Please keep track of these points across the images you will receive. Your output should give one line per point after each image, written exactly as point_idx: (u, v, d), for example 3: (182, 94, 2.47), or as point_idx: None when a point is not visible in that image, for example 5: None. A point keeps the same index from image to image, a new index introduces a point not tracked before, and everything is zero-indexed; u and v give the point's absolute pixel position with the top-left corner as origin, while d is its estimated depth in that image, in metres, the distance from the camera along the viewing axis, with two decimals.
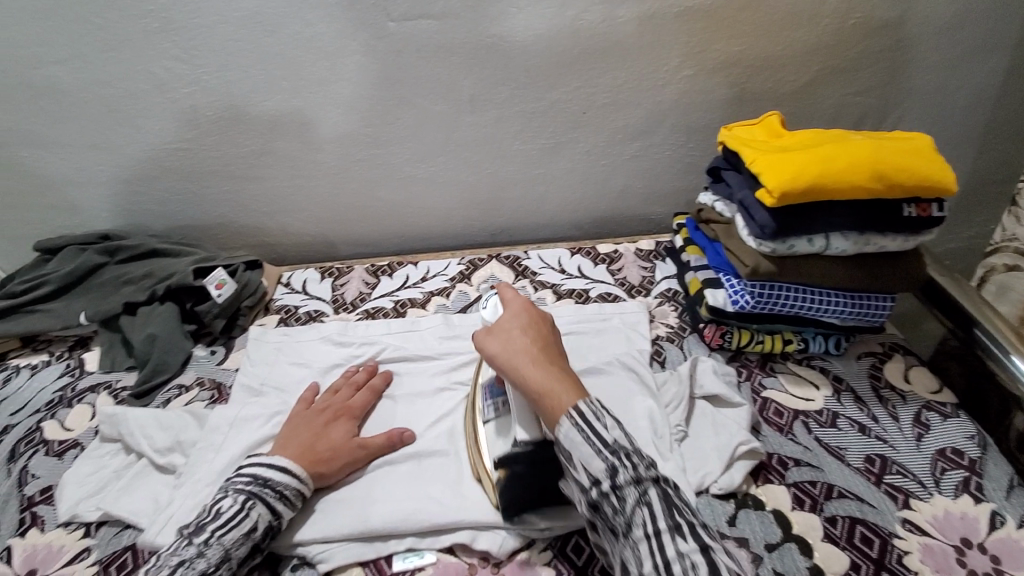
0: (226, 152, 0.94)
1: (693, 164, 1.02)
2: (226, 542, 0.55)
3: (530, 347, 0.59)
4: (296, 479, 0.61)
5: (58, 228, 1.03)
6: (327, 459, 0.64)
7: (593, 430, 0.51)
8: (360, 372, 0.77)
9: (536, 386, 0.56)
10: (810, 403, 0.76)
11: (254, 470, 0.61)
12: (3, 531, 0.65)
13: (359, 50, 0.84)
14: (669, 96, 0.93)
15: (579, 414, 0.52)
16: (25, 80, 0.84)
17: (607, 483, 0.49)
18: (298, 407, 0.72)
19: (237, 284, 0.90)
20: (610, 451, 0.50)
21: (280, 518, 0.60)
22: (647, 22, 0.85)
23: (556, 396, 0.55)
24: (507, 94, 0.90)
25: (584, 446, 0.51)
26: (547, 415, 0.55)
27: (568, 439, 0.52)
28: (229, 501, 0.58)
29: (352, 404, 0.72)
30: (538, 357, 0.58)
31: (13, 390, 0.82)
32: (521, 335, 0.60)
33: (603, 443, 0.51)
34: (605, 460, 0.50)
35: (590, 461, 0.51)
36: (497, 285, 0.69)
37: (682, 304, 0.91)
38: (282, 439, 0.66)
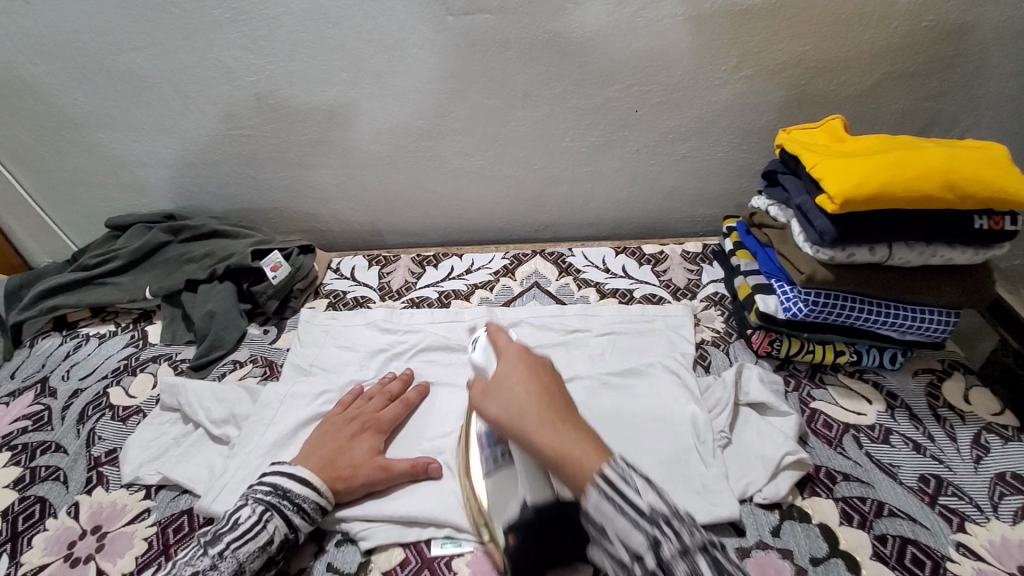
0: (285, 140, 0.97)
1: (745, 167, 1.00)
2: (240, 555, 0.55)
3: (537, 402, 0.49)
4: (316, 493, 0.61)
5: (128, 207, 1.09)
6: (346, 476, 0.63)
7: (623, 498, 0.41)
8: (395, 382, 0.76)
9: (549, 448, 0.45)
10: (861, 417, 0.74)
11: (275, 480, 0.61)
12: (72, 488, 0.69)
13: (418, 43, 0.85)
14: (725, 96, 0.91)
15: (608, 480, 0.42)
16: (105, 65, 0.89)
17: (652, 561, 0.39)
18: (331, 414, 0.71)
19: (291, 267, 0.93)
20: (648, 518, 0.40)
21: (297, 532, 0.59)
22: (707, 21, 0.83)
23: (574, 456, 0.44)
24: (560, 90, 0.90)
25: (618, 520, 0.40)
26: (569, 485, 0.44)
27: (598, 511, 0.41)
28: (247, 511, 0.58)
29: (382, 416, 0.71)
30: (547, 410, 0.48)
31: (82, 356, 0.87)
32: (524, 389, 0.50)
33: (638, 512, 0.40)
34: (646, 533, 0.39)
35: (627, 536, 0.40)
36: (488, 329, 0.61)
37: (729, 309, 0.90)
38: (309, 446, 0.67)
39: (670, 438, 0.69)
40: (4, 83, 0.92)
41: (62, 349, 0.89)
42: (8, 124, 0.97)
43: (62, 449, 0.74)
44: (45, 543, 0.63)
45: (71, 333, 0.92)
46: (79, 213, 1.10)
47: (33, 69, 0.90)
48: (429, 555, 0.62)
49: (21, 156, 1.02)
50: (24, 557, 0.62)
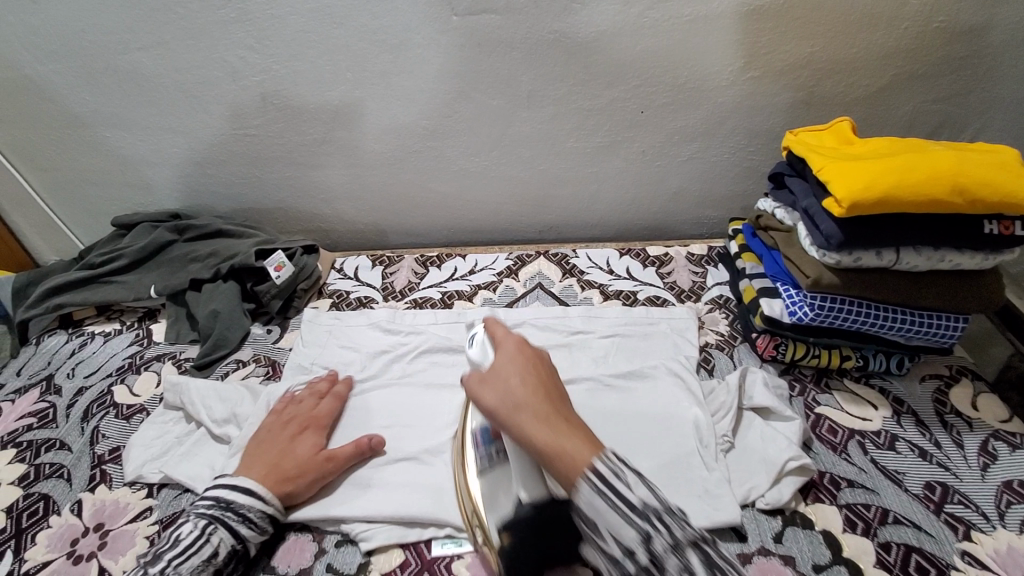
0: (290, 140, 0.98)
1: (751, 169, 0.99)
2: (183, 570, 0.55)
3: (531, 392, 0.48)
4: (261, 500, 0.61)
5: (134, 206, 1.09)
6: (296, 477, 0.63)
7: (615, 493, 0.42)
8: (322, 382, 0.76)
9: (544, 446, 0.45)
10: (866, 423, 0.73)
11: (218, 493, 0.61)
12: (76, 485, 0.69)
13: (422, 44, 0.85)
14: (732, 98, 0.90)
15: (600, 479, 0.42)
16: (112, 65, 0.90)
17: (643, 555, 0.40)
18: (264, 420, 0.70)
19: (295, 267, 0.93)
20: (640, 513, 0.41)
21: (245, 542, 0.59)
22: (714, 22, 0.83)
23: (569, 456, 0.44)
24: (565, 91, 0.90)
25: (608, 515, 0.41)
26: (560, 477, 0.44)
27: (590, 508, 0.42)
28: (188, 527, 0.58)
29: (317, 414, 0.71)
30: (543, 407, 0.47)
31: (88, 354, 0.88)
32: (517, 378, 0.50)
33: (629, 506, 0.41)
34: (637, 526, 0.40)
35: (619, 531, 0.41)
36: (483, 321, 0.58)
37: (734, 312, 0.89)
38: (249, 455, 0.65)
39: (672, 442, 0.68)
40: (13, 83, 0.93)
41: (68, 347, 0.90)
42: (17, 123, 0.98)
43: (67, 446, 0.74)
44: (48, 540, 0.64)
45: (77, 331, 0.93)
46: (85, 211, 1.11)
47: (41, 69, 0.91)
48: (429, 556, 0.62)
49: (29, 154, 1.02)
50: (28, 554, 0.63)
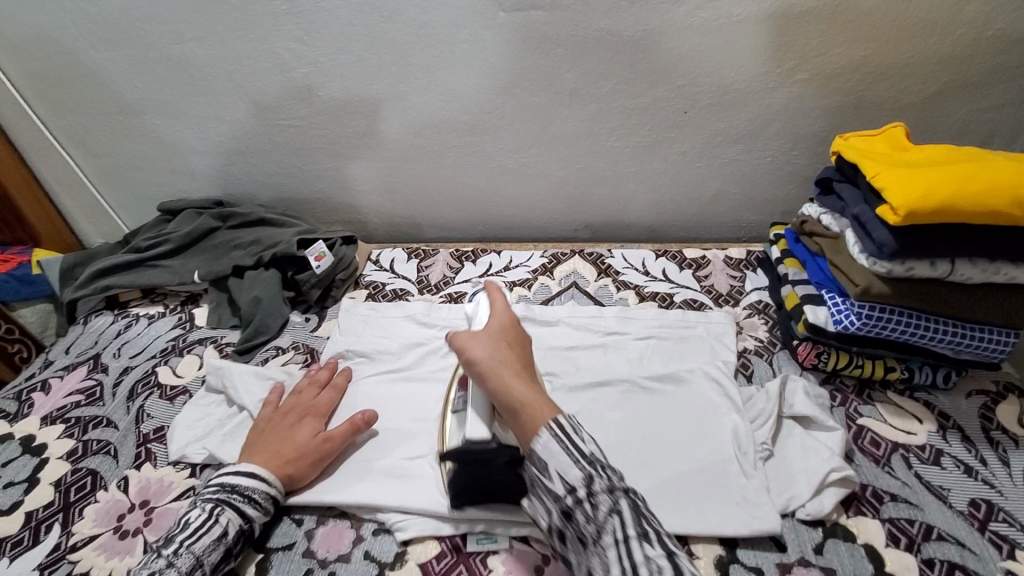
0: (333, 131, 0.99)
1: (794, 173, 0.98)
2: (197, 550, 0.55)
3: (513, 362, 0.61)
4: (264, 483, 0.62)
5: (178, 192, 1.12)
6: (295, 460, 0.65)
7: (570, 442, 0.51)
8: (323, 371, 0.78)
9: (517, 395, 0.56)
10: (910, 436, 0.71)
11: (222, 479, 0.62)
12: (122, 462, 0.72)
13: (468, 39, 0.85)
14: (778, 100, 0.89)
15: (559, 427, 0.52)
16: (164, 53, 0.92)
17: (583, 491, 0.48)
18: (265, 411, 0.71)
19: (334, 258, 0.94)
20: (587, 461, 0.50)
21: (252, 522, 0.60)
22: (765, 22, 0.81)
23: (535, 408, 0.54)
24: (608, 90, 0.89)
25: (561, 456, 0.50)
26: (523, 425, 0.54)
27: (544, 449, 0.51)
28: (197, 511, 0.58)
29: (316, 403, 0.72)
30: (521, 372, 0.60)
31: (132, 336, 0.90)
32: (506, 348, 0.62)
33: (581, 454, 0.50)
34: (583, 469, 0.49)
35: (566, 471, 0.50)
36: (491, 290, 0.72)
37: (773, 318, 0.87)
38: (251, 444, 0.67)
39: (708, 448, 0.68)
40: (69, 68, 0.95)
41: (114, 328, 0.92)
42: (71, 109, 1.01)
43: (113, 424, 0.76)
44: (95, 514, 0.66)
45: (122, 312, 0.95)
46: (131, 196, 1.14)
47: (96, 56, 0.93)
48: (464, 550, 0.62)
49: (81, 139, 1.05)
50: (76, 527, 0.65)
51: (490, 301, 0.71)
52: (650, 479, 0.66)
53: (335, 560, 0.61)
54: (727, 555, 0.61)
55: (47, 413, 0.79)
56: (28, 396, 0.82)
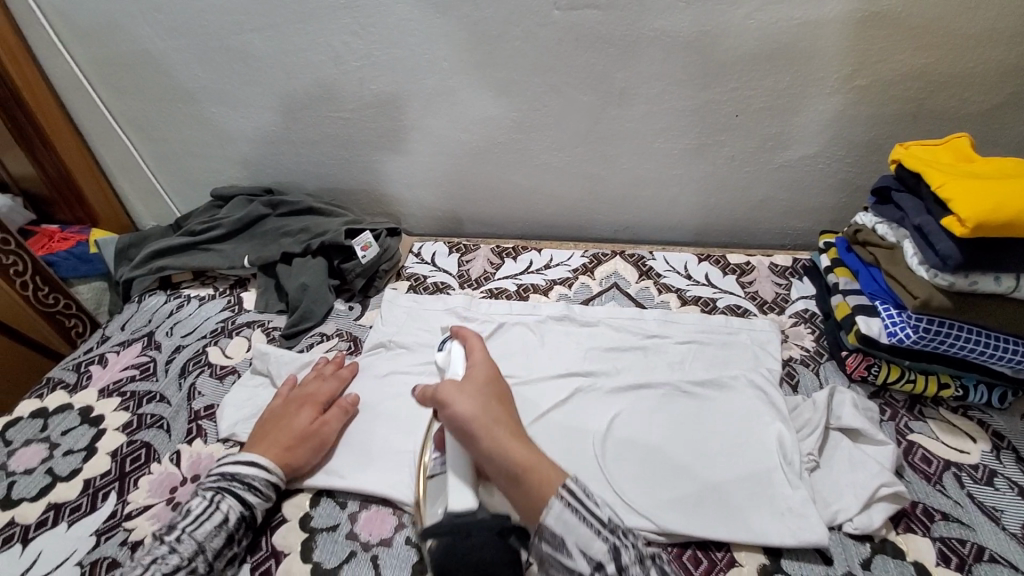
0: (382, 125, 1.00)
1: (846, 182, 0.95)
2: (198, 535, 0.57)
3: (505, 419, 0.60)
4: (265, 472, 0.63)
5: (230, 179, 1.15)
6: (293, 448, 0.66)
7: (587, 509, 0.51)
8: (327, 364, 0.79)
9: (517, 458, 0.55)
10: (963, 455, 0.69)
11: (222, 468, 0.63)
12: (175, 436, 0.74)
13: (521, 36, 0.86)
14: (834, 106, 0.87)
15: (571, 495, 0.52)
16: (225, 44, 0.94)
17: (611, 566, 0.47)
18: (272, 400, 0.74)
19: (379, 248, 0.96)
20: (610, 532, 0.50)
21: (253, 508, 0.62)
22: (827, 26, 0.80)
23: (538, 471, 0.54)
24: (659, 90, 0.89)
25: (581, 528, 0.50)
26: (530, 490, 0.53)
27: (562, 522, 0.50)
28: (198, 500, 0.60)
29: (316, 391, 0.73)
30: (515, 433, 0.59)
31: (184, 315, 0.93)
32: (495, 407, 0.62)
33: (599, 523, 0.50)
34: (606, 540, 0.49)
35: (589, 544, 0.49)
36: (467, 343, 0.71)
37: (820, 328, 0.86)
38: (253, 437, 0.68)
39: (752, 456, 0.67)
40: (134, 56, 0.99)
41: (167, 307, 0.95)
42: (134, 95, 1.05)
43: (166, 400, 0.79)
44: (149, 485, 0.68)
45: (175, 293, 0.98)
46: (185, 181, 1.17)
47: (160, 45, 0.97)
48: None
49: (141, 124, 1.09)
50: (131, 496, 0.67)
51: (467, 355, 0.70)
52: (692, 484, 0.65)
53: (377, 544, 0.62)
54: (771, 565, 0.60)
55: (103, 385, 0.82)
56: (86, 368, 0.85)
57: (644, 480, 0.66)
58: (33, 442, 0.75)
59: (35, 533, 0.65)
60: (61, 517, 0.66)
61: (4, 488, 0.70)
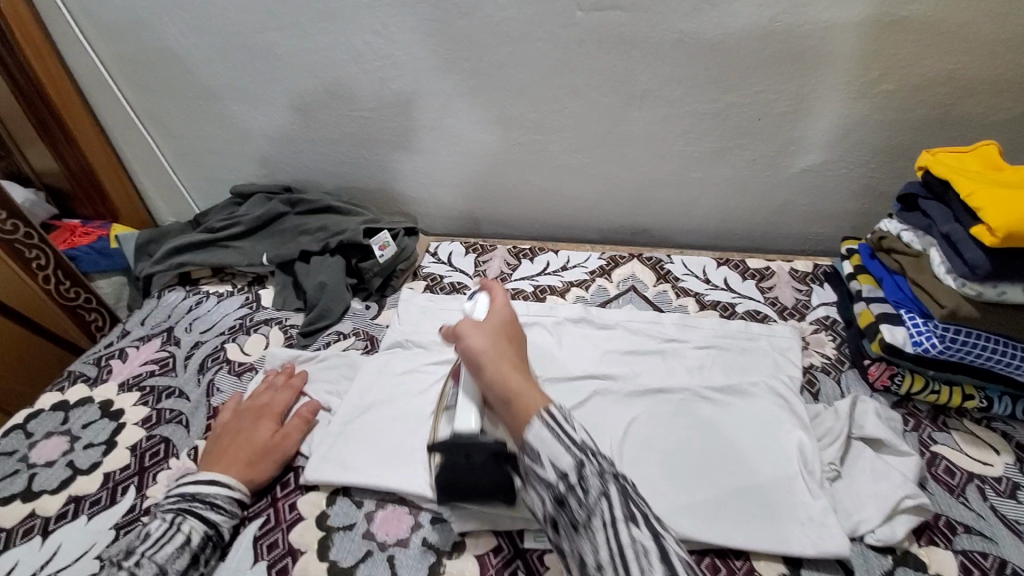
0: (401, 124, 1.01)
1: (869, 187, 0.94)
2: (159, 558, 0.57)
3: (508, 353, 0.61)
4: (228, 488, 0.64)
5: (249, 176, 1.15)
6: (255, 462, 0.67)
7: (561, 430, 0.52)
8: (279, 374, 0.79)
9: (510, 386, 0.56)
10: (986, 467, 0.68)
11: (181, 489, 0.63)
12: (193, 432, 0.75)
13: (543, 37, 0.85)
14: (859, 111, 0.86)
15: (551, 416, 0.53)
16: (248, 43, 0.95)
17: (574, 476, 0.49)
18: (224, 415, 0.74)
19: (397, 248, 0.96)
20: (578, 448, 0.51)
21: (217, 526, 0.62)
22: (853, 30, 0.78)
23: (528, 397, 0.55)
24: (681, 93, 0.88)
25: (553, 444, 0.51)
26: (515, 415, 0.54)
27: (538, 439, 0.51)
28: (158, 522, 0.60)
29: (272, 404, 0.74)
30: (518, 367, 0.60)
31: (203, 312, 0.94)
32: (502, 343, 0.62)
33: (571, 441, 0.51)
34: (573, 456, 0.50)
35: (557, 458, 0.50)
36: (489, 287, 0.71)
37: (842, 335, 0.85)
38: (211, 455, 0.68)
39: (772, 464, 0.66)
40: (157, 54, 1.00)
41: (186, 303, 0.96)
42: (156, 92, 1.06)
43: (184, 395, 0.80)
44: (167, 480, 0.69)
45: (194, 289, 0.99)
46: (204, 178, 1.18)
47: (184, 43, 0.97)
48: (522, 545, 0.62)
49: (162, 121, 1.10)
50: (150, 491, 0.68)
51: (489, 296, 0.70)
52: (710, 491, 0.64)
53: (394, 544, 0.62)
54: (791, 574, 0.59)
55: (123, 380, 0.83)
56: (106, 362, 0.86)
57: (662, 485, 0.65)
58: (54, 434, 0.76)
59: (56, 526, 0.66)
60: (81, 510, 0.67)
61: (25, 480, 0.71)
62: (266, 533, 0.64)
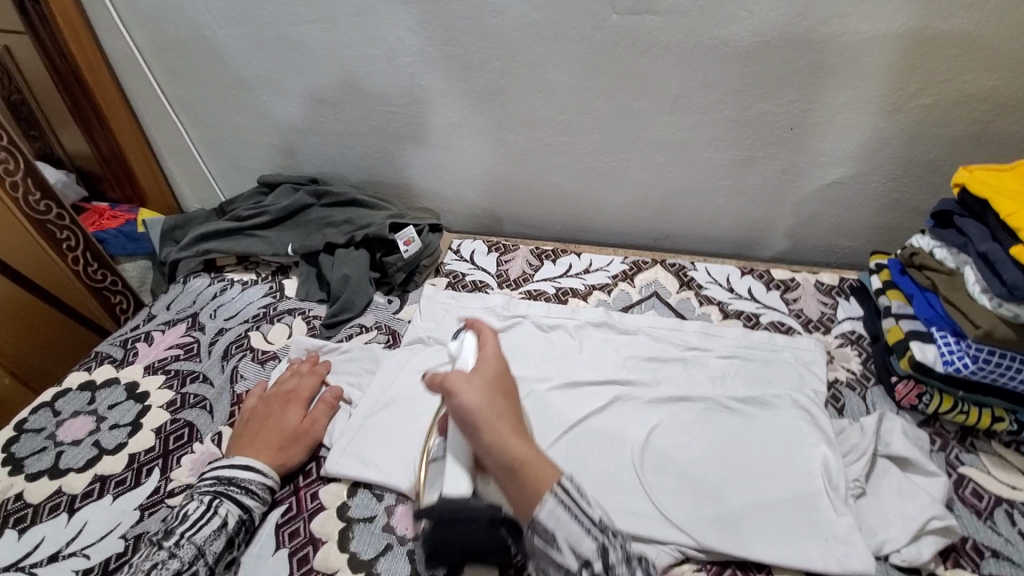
0: (429, 120, 1.01)
1: (899, 201, 0.93)
2: (197, 541, 0.57)
3: (507, 415, 0.59)
4: (261, 474, 0.64)
5: (275, 166, 1.16)
6: (286, 447, 0.68)
7: (580, 509, 0.52)
8: (303, 362, 0.79)
9: (517, 455, 0.55)
10: (1016, 491, 0.67)
11: (217, 472, 0.63)
12: (217, 418, 0.75)
13: (577, 39, 0.85)
14: (894, 125, 0.85)
15: (565, 493, 0.53)
16: (282, 34, 0.96)
17: (597, 564, 0.50)
18: (251, 401, 0.74)
19: (421, 244, 0.96)
20: (598, 530, 0.52)
21: (250, 511, 0.62)
22: (892, 42, 0.77)
23: (537, 468, 0.54)
24: (713, 100, 0.87)
25: (572, 526, 0.51)
26: (524, 486, 0.54)
27: (554, 519, 0.51)
28: (195, 504, 0.60)
29: (298, 389, 0.75)
30: (517, 429, 0.58)
31: (227, 299, 0.95)
32: (500, 403, 0.60)
33: (591, 521, 0.52)
34: (595, 539, 0.51)
35: (579, 542, 0.51)
36: (480, 333, 0.68)
37: (867, 350, 0.84)
38: (240, 440, 0.68)
39: (796, 478, 0.65)
40: (192, 42, 1.01)
41: (211, 290, 0.97)
42: (189, 80, 1.07)
43: (209, 380, 0.81)
44: (191, 464, 0.70)
45: (219, 276, 1.00)
46: (231, 166, 1.19)
47: (218, 32, 0.98)
48: None
49: (193, 109, 1.11)
50: (174, 474, 0.69)
51: (478, 343, 0.67)
52: (733, 502, 0.64)
53: (413, 539, 0.63)
54: None
55: (149, 363, 0.84)
56: (132, 345, 0.87)
57: (683, 495, 0.65)
58: (81, 414, 0.77)
59: (82, 504, 0.67)
60: (107, 489, 0.68)
61: (52, 457, 0.72)
62: (289, 521, 0.65)
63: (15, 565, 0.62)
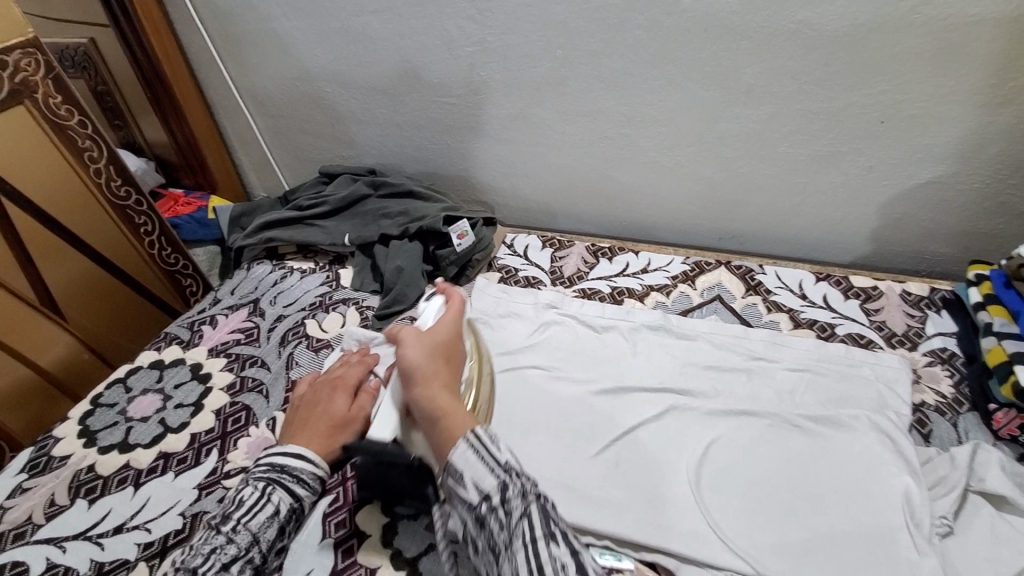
0: (487, 112, 0.99)
1: (1007, 205, 0.82)
2: (253, 528, 0.59)
3: (440, 368, 0.59)
4: (310, 464, 0.65)
5: (335, 157, 1.18)
6: (332, 436, 0.68)
7: (487, 451, 0.50)
8: (354, 354, 0.80)
9: (440, 405, 0.55)
10: None
11: (271, 458, 0.64)
12: (272, 403, 0.77)
13: (644, 25, 0.80)
14: (1008, 118, 0.75)
15: (474, 435, 0.51)
16: (346, 24, 0.96)
17: (496, 498, 0.48)
18: (302, 388, 0.76)
19: (475, 238, 0.95)
20: (503, 469, 0.49)
21: (301, 500, 0.63)
22: (1008, 27, 0.68)
23: (454, 416, 0.54)
24: (794, 89, 0.80)
25: (477, 465, 0.49)
26: (438, 434, 0.53)
27: (463, 459, 0.50)
28: (250, 489, 0.61)
29: (345, 377, 0.74)
30: (451, 385, 0.58)
31: (286, 286, 0.97)
32: (437, 358, 0.60)
33: (496, 462, 0.49)
34: (497, 477, 0.48)
35: (482, 479, 0.49)
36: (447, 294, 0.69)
37: (961, 371, 0.75)
38: (290, 429, 0.70)
39: (865, 508, 0.60)
40: (261, 34, 1.03)
41: (272, 277, 1.00)
42: (257, 70, 1.10)
43: (266, 365, 0.83)
44: (246, 448, 0.72)
45: (279, 264, 1.02)
46: (295, 156, 1.22)
47: (285, 24, 1.00)
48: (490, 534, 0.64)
49: (260, 101, 1.15)
50: (231, 456, 0.71)
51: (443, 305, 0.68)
52: (798, 530, 0.59)
53: None
54: None
55: (212, 346, 0.87)
56: (199, 327, 0.91)
57: (742, 520, 0.61)
58: (149, 392, 0.81)
59: (146, 479, 0.70)
60: (169, 467, 0.71)
61: (122, 432, 0.76)
62: (336, 510, 0.66)
63: (83, 535, 0.65)
